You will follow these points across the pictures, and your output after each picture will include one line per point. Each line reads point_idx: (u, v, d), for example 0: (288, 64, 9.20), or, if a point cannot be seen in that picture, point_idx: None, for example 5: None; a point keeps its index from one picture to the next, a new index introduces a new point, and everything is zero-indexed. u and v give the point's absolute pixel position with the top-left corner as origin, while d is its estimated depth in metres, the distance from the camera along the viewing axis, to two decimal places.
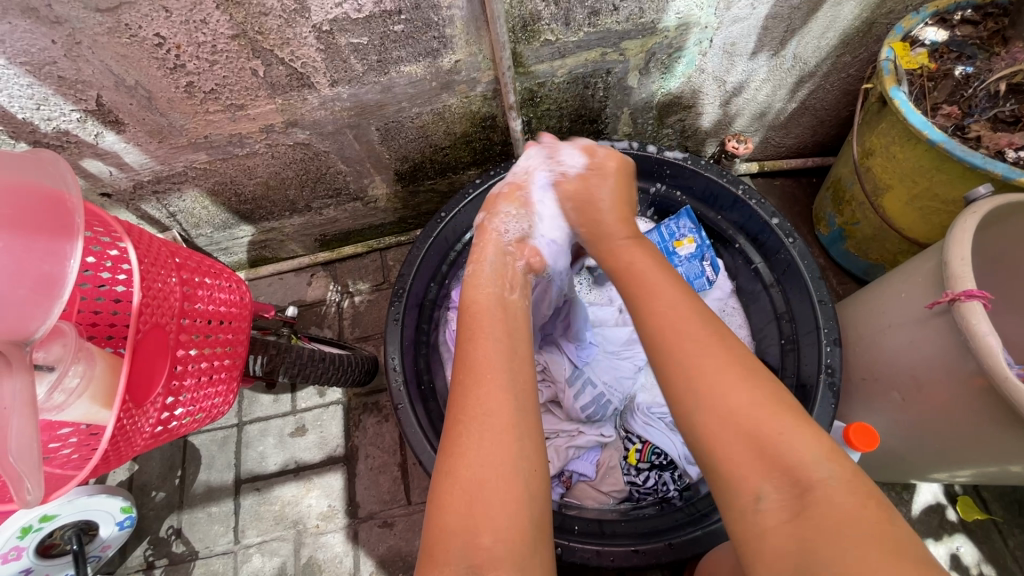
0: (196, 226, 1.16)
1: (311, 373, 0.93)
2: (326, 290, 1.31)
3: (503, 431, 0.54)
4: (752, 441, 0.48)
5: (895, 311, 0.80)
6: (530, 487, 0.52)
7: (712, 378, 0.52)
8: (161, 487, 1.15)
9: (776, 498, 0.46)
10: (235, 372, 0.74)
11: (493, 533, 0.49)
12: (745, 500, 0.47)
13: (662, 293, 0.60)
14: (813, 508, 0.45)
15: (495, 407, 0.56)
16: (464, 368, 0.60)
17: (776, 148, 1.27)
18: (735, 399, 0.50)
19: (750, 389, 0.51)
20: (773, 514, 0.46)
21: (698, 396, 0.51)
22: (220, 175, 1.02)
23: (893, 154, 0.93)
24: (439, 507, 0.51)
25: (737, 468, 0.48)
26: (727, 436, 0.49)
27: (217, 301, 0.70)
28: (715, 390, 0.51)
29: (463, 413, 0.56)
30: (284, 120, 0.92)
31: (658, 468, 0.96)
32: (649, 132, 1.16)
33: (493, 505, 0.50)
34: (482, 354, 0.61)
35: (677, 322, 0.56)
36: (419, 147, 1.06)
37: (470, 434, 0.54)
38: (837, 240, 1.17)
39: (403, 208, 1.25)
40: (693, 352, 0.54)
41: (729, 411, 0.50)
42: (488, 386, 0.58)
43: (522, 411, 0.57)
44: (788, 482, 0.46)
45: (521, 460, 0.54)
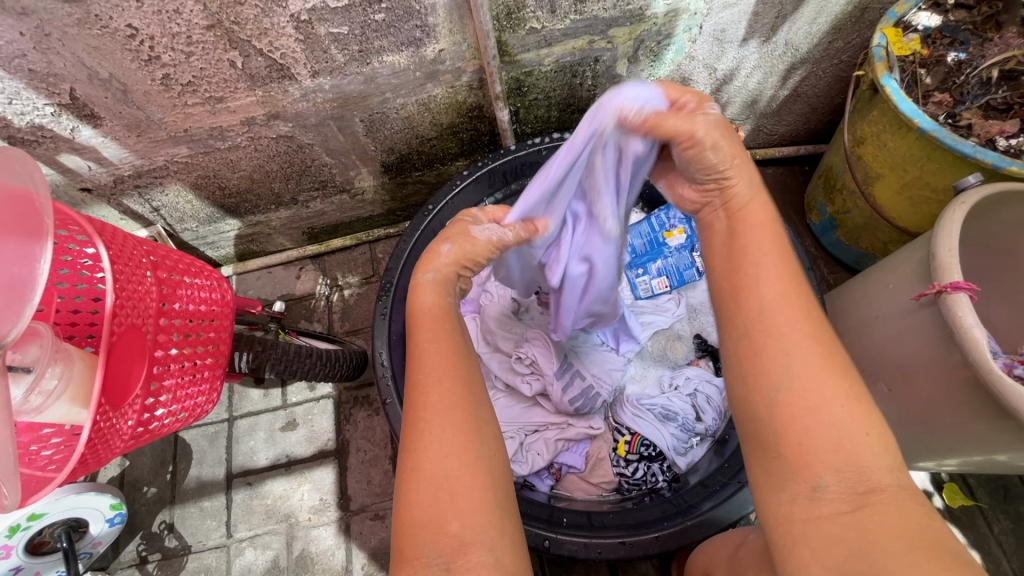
0: (180, 220, 1.14)
1: (297, 369, 0.92)
2: (315, 284, 1.30)
3: (463, 421, 0.53)
4: (830, 438, 0.45)
5: (882, 302, 0.80)
6: (494, 474, 0.52)
7: (809, 364, 0.46)
8: (153, 483, 1.15)
9: (836, 491, 0.43)
10: (218, 371, 0.73)
11: (460, 520, 0.48)
12: (800, 488, 0.45)
13: (762, 257, 0.52)
14: (873, 509, 0.42)
15: (455, 395, 0.54)
16: (416, 364, 0.57)
17: (769, 136, 1.26)
18: (822, 389, 0.46)
19: (840, 383, 0.46)
20: (832, 504, 0.43)
21: (788, 370, 0.47)
22: (203, 168, 1.00)
23: (884, 143, 0.92)
24: (404, 497, 0.50)
25: (806, 457, 0.45)
26: (803, 421, 0.45)
27: (198, 299, 0.69)
28: (808, 379, 0.46)
29: (422, 408, 0.53)
30: (265, 112, 0.90)
31: (646, 459, 0.95)
32: None
33: (459, 494, 0.49)
34: (439, 349, 0.57)
35: (778, 300, 0.49)
36: (406, 139, 1.04)
37: (431, 428, 0.52)
38: (828, 230, 1.17)
39: (391, 200, 1.24)
40: (788, 330, 0.48)
41: (816, 402, 0.45)
42: (443, 375, 0.55)
43: (477, 397, 0.56)
44: (849, 479, 0.44)
45: (480, 448, 0.53)
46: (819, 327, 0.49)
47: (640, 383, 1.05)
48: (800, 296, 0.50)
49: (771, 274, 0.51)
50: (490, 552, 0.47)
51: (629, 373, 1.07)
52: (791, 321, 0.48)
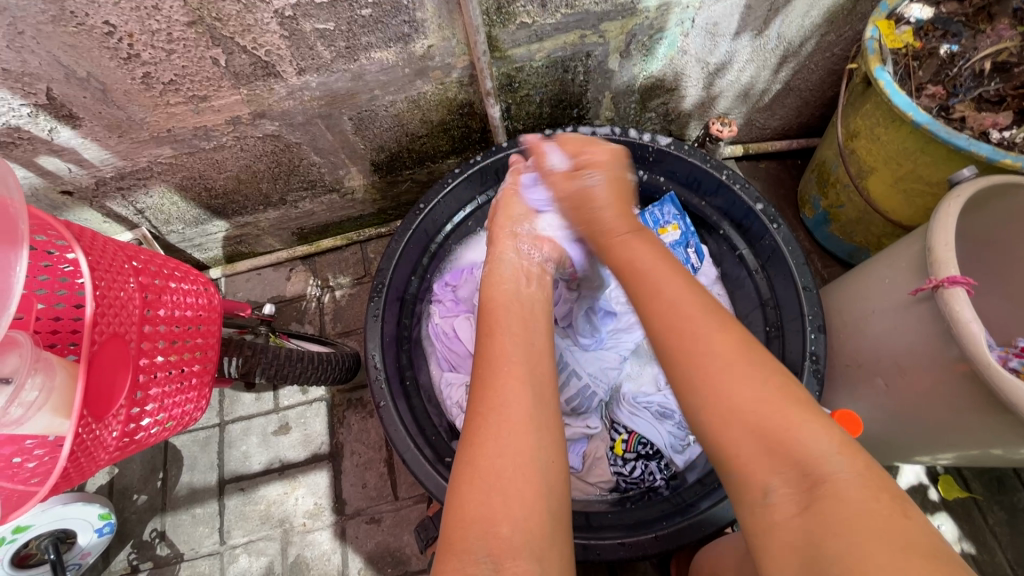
0: (166, 222, 1.11)
1: (288, 373, 0.90)
2: (306, 285, 1.28)
3: (520, 424, 0.56)
4: (760, 436, 0.48)
5: (878, 297, 0.79)
6: (547, 481, 0.53)
7: (717, 372, 0.52)
8: (143, 491, 1.14)
9: (786, 492, 0.46)
10: (207, 377, 0.71)
11: (510, 524, 0.49)
12: (754, 496, 0.48)
13: (667, 287, 0.60)
14: (821, 502, 0.44)
15: (518, 397, 0.58)
16: (486, 362, 0.62)
17: (761, 129, 1.25)
18: (739, 399, 0.50)
19: (756, 383, 0.50)
20: (784, 506, 0.46)
21: (701, 384, 0.52)
22: (188, 169, 0.98)
23: (878, 136, 0.92)
24: (459, 492, 0.52)
25: (746, 463, 0.48)
26: (734, 427, 0.49)
27: (184, 304, 0.67)
28: (722, 387, 0.51)
29: (483, 405, 0.57)
30: (251, 111, 0.88)
31: (644, 457, 0.94)
32: (632, 116, 1.14)
33: (511, 497, 0.51)
34: (501, 348, 0.63)
35: (686, 318, 0.56)
36: (395, 136, 1.03)
37: (489, 426, 0.55)
38: (821, 224, 1.17)
39: (382, 199, 1.22)
40: (703, 347, 0.54)
41: (733, 411, 0.50)
42: (508, 374, 0.60)
43: (539, 403, 0.58)
44: (795, 478, 0.46)
45: (538, 452, 0.55)
46: (730, 334, 0.55)
47: (637, 381, 1.03)
48: (703, 313, 0.57)
49: (671, 294, 0.59)
50: (536, 559, 0.47)
51: (626, 371, 1.05)
52: (699, 334, 0.55)
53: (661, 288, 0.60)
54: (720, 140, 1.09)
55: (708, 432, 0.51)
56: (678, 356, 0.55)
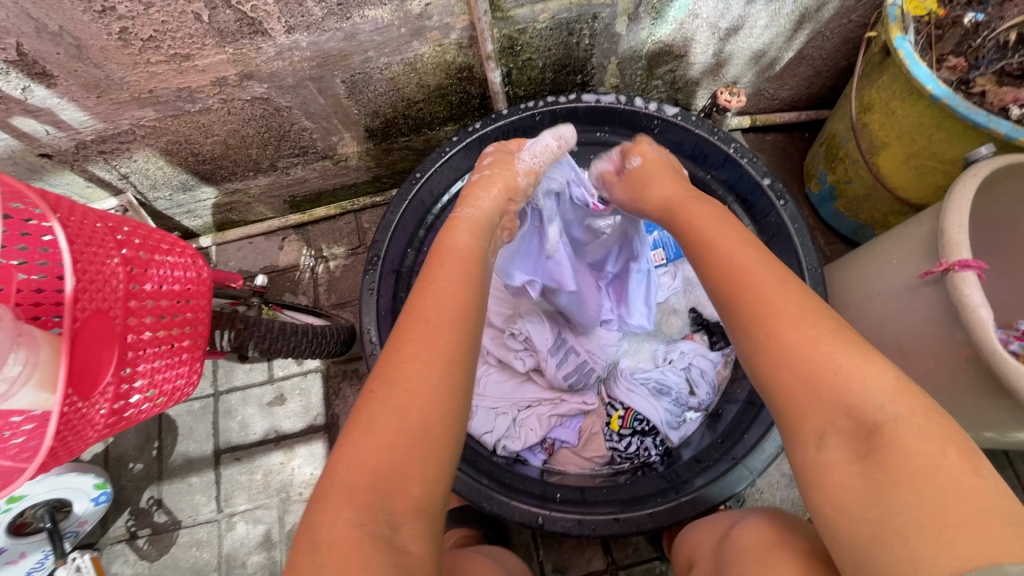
0: (152, 187, 1.07)
1: (282, 347, 0.88)
2: (300, 255, 1.26)
3: (446, 378, 0.53)
4: (822, 386, 0.48)
5: (884, 278, 0.78)
6: (457, 440, 0.53)
7: (795, 326, 0.50)
8: (139, 459, 1.14)
9: (841, 443, 0.47)
10: (199, 352, 0.69)
11: (420, 478, 0.49)
12: (808, 438, 0.49)
13: (726, 248, 0.58)
14: (882, 455, 0.45)
15: (448, 351, 0.55)
16: (417, 307, 0.58)
17: (770, 100, 1.21)
18: (810, 349, 0.49)
19: (822, 334, 0.49)
20: (838, 452, 0.47)
21: (774, 334, 0.51)
22: (173, 133, 0.93)
23: (892, 110, 0.88)
24: (364, 436, 0.50)
25: (804, 407, 0.49)
26: (802, 383, 0.49)
27: (171, 279, 0.64)
28: (794, 346, 0.50)
29: (409, 353, 0.54)
30: (237, 72, 0.84)
31: (640, 433, 0.95)
32: (638, 83, 1.09)
33: (429, 455, 0.50)
34: (442, 300, 0.58)
35: (756, 275, 0.54)
36: (391, 101, 0.98)
37: (414, 375, 0.52)
38: (827, 200, 1.14)
39: (377, 167, 1.18)
40: (768, 297, 0.52)
41: (802, 367, 0.49)
42: (444, 326, 0.56)
43: (464, 359, 0.56)
44: (857, 431, 0.46)
45: (457, 411, 0.53)
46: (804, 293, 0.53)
47: (635, 356, 1.04)
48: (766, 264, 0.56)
49: (731, 250, 0.58)
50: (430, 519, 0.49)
51: (624, 347, 1.05)
52: (769, 286, 0.53)
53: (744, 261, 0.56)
54: (728, 110, 1.05)
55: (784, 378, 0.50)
56: (746, 306, 0.53)
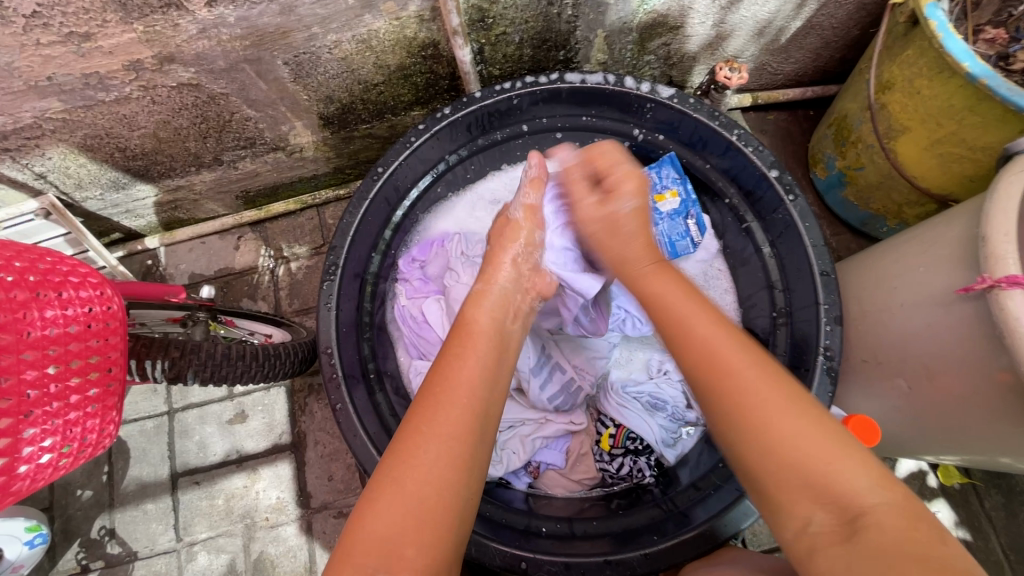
0: (78, 187, 0.94)
1: (227, 374, 0.77)
2: (257, 255, 1.14)
3: (455, 446, 0.53)
4: (794, 470, 0.48)
5: (907, 288, 0.68)
6: (463, 515, 0.51)
7: (760, 406, 0.51)
8: (87, 485, 1.04)
9: (826, 522, 0.46)
10: (113, 398, 0.57)
11: (417, 546, 0.48)
12: (794, 523, 0.47)
13: (690, 318, 0.58)
14: (862, 531, 0.43)
15: (464, 429, 0.54)
16: (439, 380, 0.57)
17: (773, 75, 1.09)
18: (783, 431, 0.49)
19: (795, 416, 0.50)
20: (827, 536, 0.45)
21: (739, 408, 0.51)
22: (89, 126, 0.80)
23: (917, 89, 0.78)
24: (374, 500, 0.50)
25: (788, 494, 0.48)
26: (779, 462, 0.48)
27: (62, 320, 0.51)
28: (764, 423, 0.50)
29: (424, 426, 0.53)
30: (155, 54, 0.70)
31: (633, 453, 0.85)
32: (628, 59, 0.97)
33: (426, 522, 0.49)
34: (465, 375, 0.57)
35: (712, 344, 0.56)
36: (345, 84, 0.85)
37: (426, 446, 0.52)
38: (835, 187, 1.03)
39: (337, 157, 1.05)
40: (728, 377, 0.53)
41: (780, 449, 0.49)
42: (461, 407, 0.55)
43: (481, 437, 0.55)
44: (835, 509, 0.45)
45: (465, 487, 0.52)
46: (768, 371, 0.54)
47: (626, 367, 0.94)
48: (736, 346, 0.55)
49: (700, 331, 0.57)
50: None
51: (614, 357, 0.95)
52: (742, 372, 0.53)
53: (697, 322, 0.58)
54: (727, 88, 0.94)
55: (759, 459, 0.50)
56: (711, 382, 0.54)
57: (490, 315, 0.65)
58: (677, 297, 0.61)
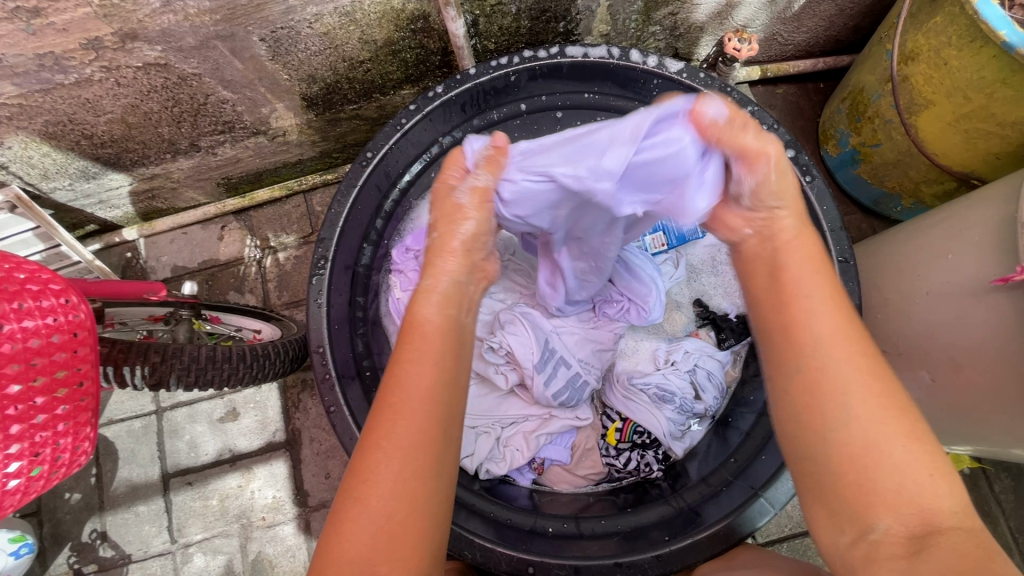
0: (45, 177, 0.87)
1: (213, 378, 0.73)
2: (243, 246, 1.08)
3: (421, 454, 0.47)
4: (870, 477, 0.44)
5: (935, 275, 0.64)
6: (435, 525, 0.47)
7: (858, 403, 0.45)
8: (75, 488, 1.00)
9: (895, 533, 0.42)
10: (86, 413, 0.53)
11: (390, 565, 0.44)
12: (857, 531, 0.44)
13: (808, 291, 0.49)
14: (933, 551, 0.41)
15: (427, 433, 0.48)
16: (391, 388, 0.50)
17: (783, 46, 1.03)
18: (867, 434, 0.44)
19: (886, 418, 0.44)
20: (889, 547, 0.42)
21: (827, 400, 0.45)
22: (49, 111, 0.73)
23: (944, 60, 0.73)
24: (340, 523, 0.46)
25: (867, 501, 0.43)
26: (860, 466, 0.44)
27: (20, 334, 0.46)
28: (858, 420, 0.44)
29: (386, 439, 0.47)
30: (115, 31, 0.63)
31: (640, 447, 0.83)
32: (632, 31, 0.91)
33: (398, 539, 0.45)
34: (418, 382, 0.50)
35: (820, 326, 0.47)
36: (328, 62, 0.79)
37: (390, 460, 0.47)
38: (846, 164, 0.98)
39: (323, 141, 0.99)
40: (831, 367, 0.46)
41: (863, 451, 0.44)
42: (418, 415, 0.48)
43: (449, 439, 0.49)
44: (913, 521, 0.42)
45: (435, 494, 0.48)
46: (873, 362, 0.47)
47: (633, 359, 0.90)
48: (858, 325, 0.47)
49: (824, 304, 0.48)
50: None
51: (619, 347, 0.92)
52: (848, 367, 0.46)
53: (816, 297, 0.48)
54: (737, 60, 0.88)
55: (839, 457, 0.45)
56: (812, 368, 0.46)
57: (446, 307, 0.55)
58: (802, 271, 0.50)
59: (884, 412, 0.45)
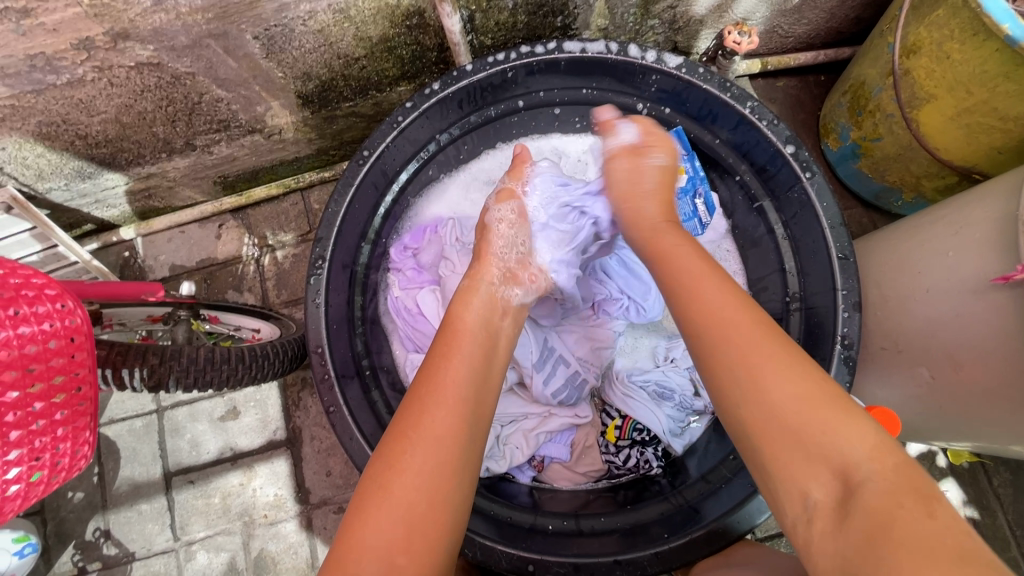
0: (40, 178, 0.87)
1: (212, 379, 0.73)
2: (241, 244, 1.08)
3: (443, 450, 0.52)
4: (794, 439, 0.48)
5: (935, 273, 0.64)
6: (454, 520, 0.51)
7: (765, 371, 0.50)
8: (78, 487, 1.01)
9: (822, 497, 0.46)
10: (85, 418, 0.53)
11: (409, 554, 0.48)
12: (797, 508, 0.47)
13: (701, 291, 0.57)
14: (858, 506, 0.44)
15: (451, 430, 0.54)
16: (426, 384, 0.57)
17: (784, 38, 1.02)
18: (785, 399, 0.49)
19: (794, 380, 0.49)
20: (822, 513, 0.46)
21: (742, 369, 0.51)
22: (43, 112, 0.73)
23: (946, 54, 0.72)
24: (362, 512, 0.50)
25: (786, 468, 0.48)
26: (779, 435, 0.48)
27: (16, 341, 0.46)
28: (768, 388, 0.49)
29: (413, 430, 0.53)
30: (107, 31, 0.63)
31: (639, 444, 0.82)
32: (630, 24, 0.89)
33: (418, 529, 0.49)
34: (453, 376, 0.57)
35: (724, 314, 0.54)
36: (323, 60, 0.78)
37: (415, 452, 0.52)
38: (847, 158, 0.97)
39: (319, 138, 0.98)
40: (742, 345, 0.52)
41: (776, 414, 0.49)
42: (447, 409, 0.55)
43: (471, 438, 0.55)
44: (835, 478, 0.45)
45: (455, 491, 0.52)
46: (773, 334, 0.53)
47: (631, 356, 0.91)
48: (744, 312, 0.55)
49: (712, 298, 0.56)
50: None
51: (619, 346, 0.91)
52: (754, 342, 0.52)
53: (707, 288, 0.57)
54: (736, 54, 0.87)
55: (754, 425, 0.49)
56: (721, 351, 0.53)
57: (481, 308, 0.66)
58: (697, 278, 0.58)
59: (790, 373, 0.50)
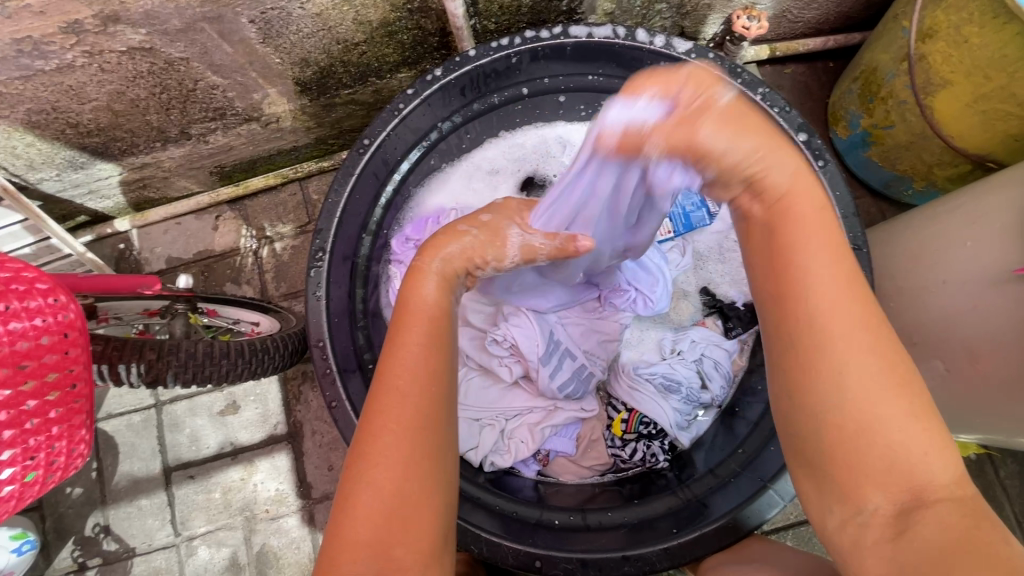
0: (30, 168, 0.84)
1: (210, 374, 0.71)
2: (238, 236, 1.06)
3: (420, 433, 0.46)
4: (880, 453, 0.42)
5: (954, 263, 0.62)
6: (444, 502, 0.46)
7: (866, 378, 0.42)
8: (76, 483, 1.00)
9: (886, 512, 0.42)
10: (80, 415, 0.51)
11: (405, 544, 0.43)
12: (847, 510, 0.44)
13: (803, 263, 0.45)
14: (921, 533, 0.41)
15: (425, 412, 0.47)
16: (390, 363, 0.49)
17: (793, 23, 1.00)
18: (880, 409, 0.42)
19: (898, 396, 0.43)
20: (875, 529, 0.43)
21: (835, 373, 0.43)
22: (32, 99, 0.70)
23: (964, 38, 0.70)
24: (347, 506, 0.45)
25: (857, 480, 0.43)
26: (864, 442, 0.43)
27: (7, 337, 0.45)
28: (861, 400, 0.42)
29: (385, 416, 0.46)
30: (96, 14, 0.60)
31: (646, 437, 0.82)
32: (637, 9, 0.87)
33: (411, 519, 0.44)
34: (418, 355, 0.49)
35: (826, 296, 0.44)
36: (321, 45, 0.76)
37: (392, 439, 0.46)
38: (856, 147, 0.95)
39: (318, 127, 0.95)
40: (842, 345, 0.43)
41: (865, 429, 0.42)
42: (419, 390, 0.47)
43: (445, 417, 0.48)
44: (905, 498, 0.42)
45: (440, 476, 0.47)
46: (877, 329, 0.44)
47: (638, 349, 0.90)
48: (852, 294, 0.45)
49: (820, 272, 0.44)
50: None
51: (625, 338, 0.91)
52: (857, 340, 0.43)
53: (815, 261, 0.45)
54: (745, 40, 0.84)
55: (835, 438, 0.43)
56: (812, 343, 0.44)
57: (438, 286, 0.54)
58: (800, 241, 0.46)
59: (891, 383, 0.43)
